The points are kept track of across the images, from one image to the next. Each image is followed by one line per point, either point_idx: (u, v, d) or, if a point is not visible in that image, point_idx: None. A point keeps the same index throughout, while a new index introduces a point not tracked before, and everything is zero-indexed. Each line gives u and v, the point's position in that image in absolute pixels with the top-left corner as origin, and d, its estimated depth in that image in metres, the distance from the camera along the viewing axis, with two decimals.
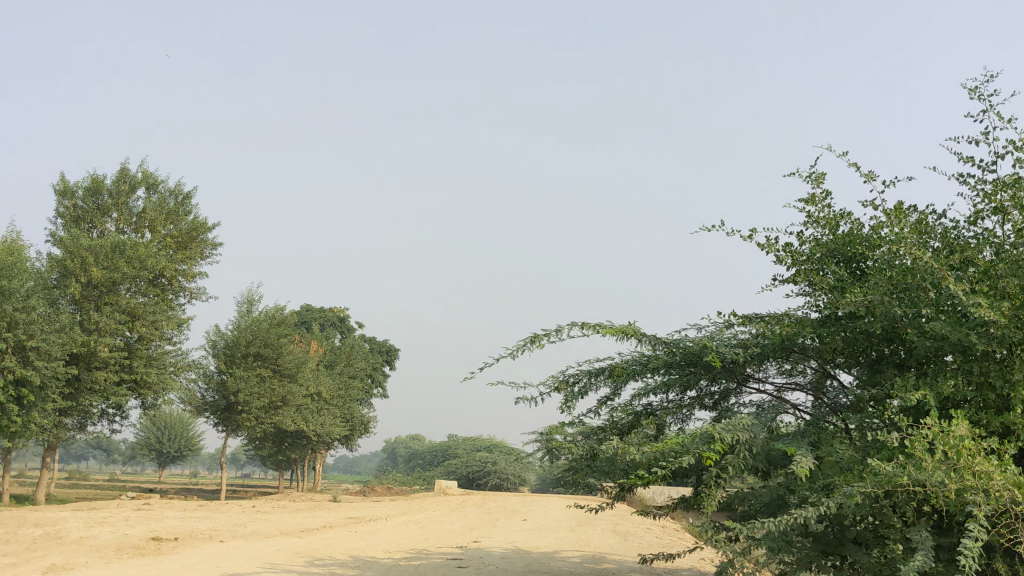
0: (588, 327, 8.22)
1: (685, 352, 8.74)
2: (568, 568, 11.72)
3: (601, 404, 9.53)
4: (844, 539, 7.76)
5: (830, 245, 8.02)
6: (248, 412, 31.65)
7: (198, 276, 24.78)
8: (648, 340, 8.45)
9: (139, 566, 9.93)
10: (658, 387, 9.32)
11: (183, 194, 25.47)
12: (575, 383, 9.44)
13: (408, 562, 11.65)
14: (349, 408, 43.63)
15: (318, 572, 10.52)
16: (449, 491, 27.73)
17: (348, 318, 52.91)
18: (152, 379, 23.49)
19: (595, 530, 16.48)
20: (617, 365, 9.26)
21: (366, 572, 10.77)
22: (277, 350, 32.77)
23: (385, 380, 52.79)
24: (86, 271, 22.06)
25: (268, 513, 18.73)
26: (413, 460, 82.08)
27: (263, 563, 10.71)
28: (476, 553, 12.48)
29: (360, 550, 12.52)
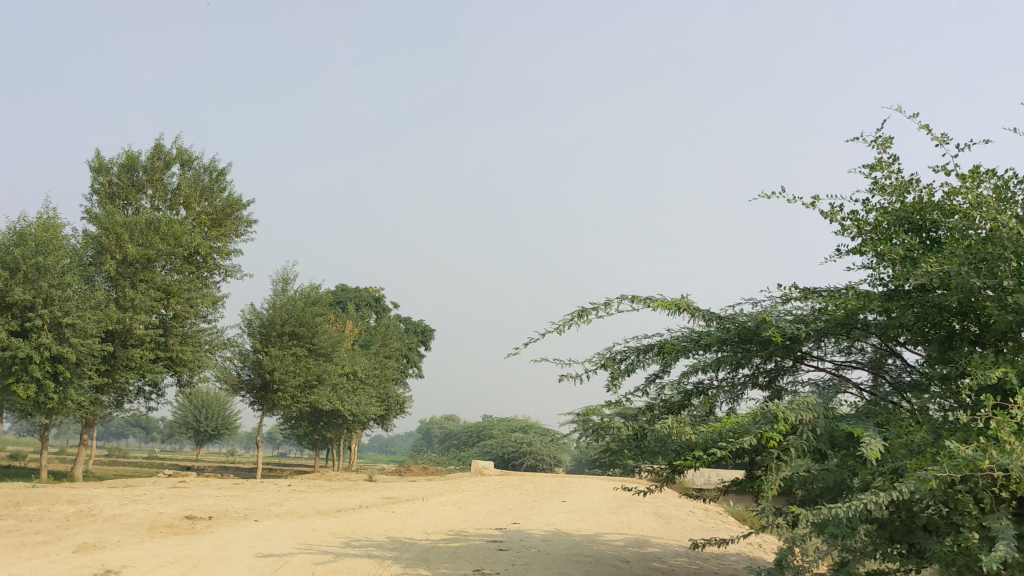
0: (638, 301, 7.78)
1: (740, 328, 8.29)
2: (612, 551, 11.31)
3: (650, 382, 9.11)
4: (912, 526, 7.30)
5: (899, 213, 7.51)
6: (283, 391, 31.56)
7: (233, 254, 24.59)
8: (702, 315, 7.98)
9: (172, 545, 9.64)
10: (710, 365, 8.89)
11: (218, 171, 25.27)
12: (622, 360, 9.03)
13: (447, 544, 11.29)
14: (384, 387, 43.50)
15: (355, 554, 10.17)
16: (486, 472, 27.43)
17: (383, 298, 52.76)
18: (188, 357, 23.36)
19: (636, 513, 16.07)
20: (668, 341, 8.83)
21: (404, 553, 10.41)
22: (312, 329, 32.61)
23: (420, 361, 52.62)
24: (121, 248, 21.93)
25: (304, 493, 18.51)
26: (447, 441, 82.06)
27: (298, 544, 10.39)
28: (516, 535, 12.11)
29: (397, 531, 12.19)
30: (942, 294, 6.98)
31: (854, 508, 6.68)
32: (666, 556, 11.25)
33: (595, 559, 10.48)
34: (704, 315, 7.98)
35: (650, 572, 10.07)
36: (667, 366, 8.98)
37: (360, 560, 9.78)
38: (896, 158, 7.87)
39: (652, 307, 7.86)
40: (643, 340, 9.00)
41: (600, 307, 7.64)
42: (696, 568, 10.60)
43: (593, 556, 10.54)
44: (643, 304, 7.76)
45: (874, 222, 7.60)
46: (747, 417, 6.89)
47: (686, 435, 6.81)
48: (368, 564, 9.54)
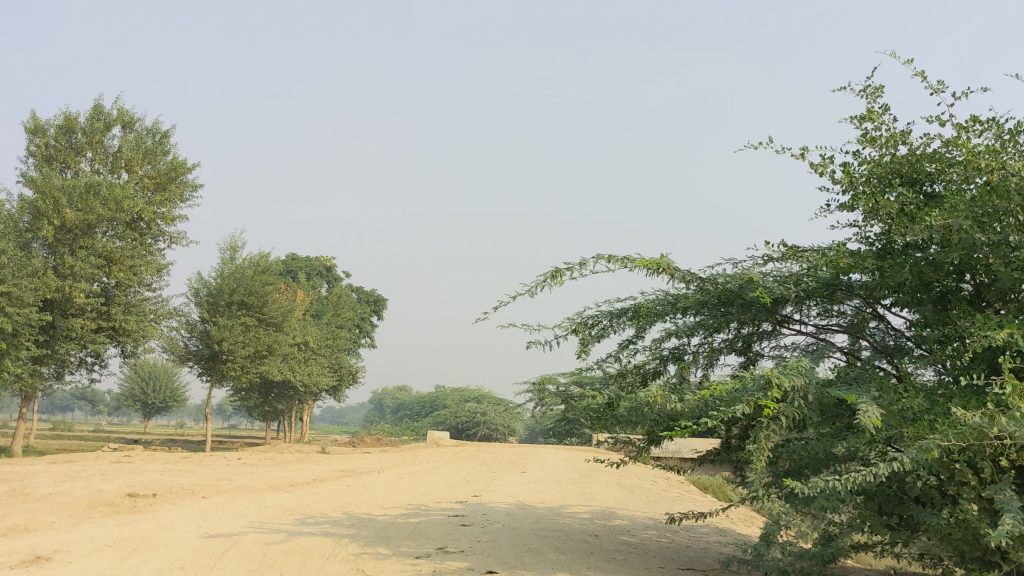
0: (614, 261, 7.26)
1: (720, 290, 7.80)
2: (579, 525, 10.81)
3: (623, 349, 8.61)
4: (905, 497, 6.92)
5: (891, 166, 7.06)
6: (233, 361, 30.69)
7: (179, 219, 23.61)
8: (682, 276, 7.45)
9: (111, 525, 8.95)
10: (688, 330, 8.42)
11: (161, 133, 24.21)
12: (595, 325, 8.51)
13: (406, 520, 10.70)
14: (337, 358, 42.72)
15: (310, 532, 9.57)
16: (443, 442, 26.89)
17: (334, 267, 51.78)
18: (132, 327, 22.43)
19: (599, 484, 15.64)
20: (643, 305, 8.32)
21: (362, 530, 9.83)
22: (262, 298, 31.70)
23: (373, 330, 51.83)
24: (59, 213, 20.91)
25: (255, 466, 17.83)
26: (401, 412, 81.40)
27: (249, 523, 9.75)
28: (479, 509, 11.57)
29: (352, 507, 11.58)
30: (940, 251, 6.56)
31: (849, 480, 6.27)
32: (635, 529, 10.79)
33: (563, 533, 9.97)
34: (684, 277, 7.48)
35: (621, 546, 9.59)
36: (642, 332, 8.48)
37: (315, 538, 9.18)
38: (887, 108, 7.44)
39: (629, 267, 7.34)
40: (617, 304, 8.49)
41: (576, 266, 7.10)
42: (668, 541, 10.14)
43: (562, 531, 10.03)
44: (621, 264, 7.24)
45: (867, 175, 7.14)
46: (737, 384, 6.42)
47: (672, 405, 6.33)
48: (324, 543, 8.94)
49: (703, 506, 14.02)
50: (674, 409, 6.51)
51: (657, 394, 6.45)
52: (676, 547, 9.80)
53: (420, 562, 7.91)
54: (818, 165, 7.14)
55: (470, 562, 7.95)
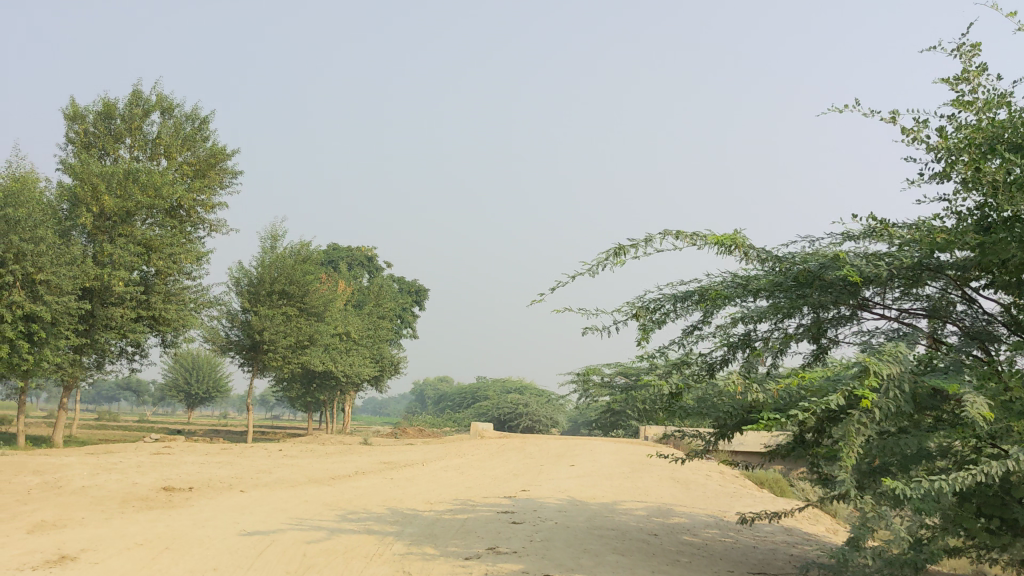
0: (683, 238, 6.64)
1: (798, 272, 7.15)
2: (636, 522, 10.19)
3: (687, 334, 7.99)
4: (1010, 498, 6.20)
5: (995, 131, 6.33)
6: (274, 351, 30.40)
7: (218, 207, 23.26)
8: (757, 254, 6.83)
9: (144, 521, 8.49)
10: (760, 314, 7.77)
11: (200, 119, 23.87)
12: (658, 309, 7.88)
13: (453, 516, 10.15)
14: (378, 348, 42.39)
15: (352, 529, 9.03)
16: (486, 434, 26.39)
17: (375, 258, 51.42)
18: (171, 316, 22.16)
19: (651, 477, 15.02)
20: (711, 288, 7.68)
21: (407, 527, 9.29)
22: (303, 287, 31.37)
23: (414, 321, 51.47)
24: (98, 200, 20.68)
25: (297, 458, 17.43)
26: (442, 403, 81.11)
27: (288, 519, 9.25)
28: (529, 504, 11.00)
29: (396, 502, 11.06)
30: None
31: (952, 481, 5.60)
32: (695, 527, 10.15)
33: (620, 531, 9.36)
34: (759, 255, 6.85)
35: (682, 546, 8.95)
36: (709, 315, 7.86)
37: (358, 536, 8.66)
38: (984, 68, 6.70)
39: (700, 244, 6.72)
40: (681, 286, 7.86)
41: (642, 243, 6.49)
42: (732, 541, 9.48)
43: (619, 529, 9.41)
44: (690, 242, 6.61)
45: (964, 140, 6.40)
46: (825, 373, 5.81)
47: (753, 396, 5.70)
48: (367, 541, 8.42)
49: (763, 502, 13.33)
50: (754, 400, 5.90)
51: (737, 383, 5.82)
52: (741, 548, 9.15)
53: (470, 563, 7.34)
54: (908, 131, 6.44)
55: (523, 563, 7.36)
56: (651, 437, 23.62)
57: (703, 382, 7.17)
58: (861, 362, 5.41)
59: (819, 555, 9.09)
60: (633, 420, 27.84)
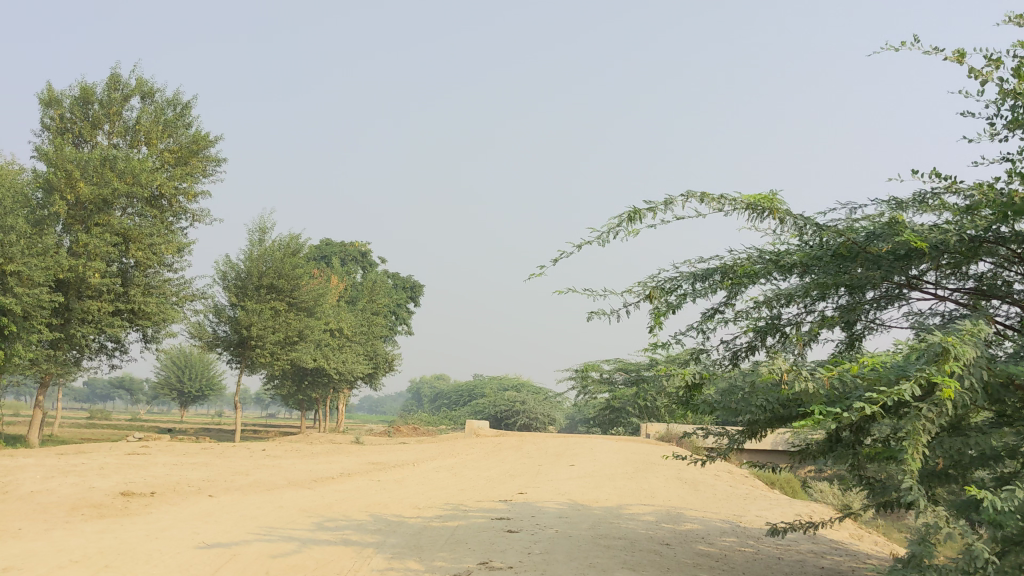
0: (708, 202, 5.67)
1: (842, 243, 6.16)
2: (645, 529, 9.20)
3: (706, 317, 7.01)
4: None
5: None
6: (262, 347, 29.36)
7: (200, 195, 22.22)
8: (794, 220, 5.84)
9: (89, 533, 7.48)
10: (791, 294, 6.78)
11: (182, 105, 22.77)
12: (673, 289, 6.88)
13: (443, 524, 9.15)
14: (371, 345, 41.33)
15: (328, 540, 8.02)
16: (482, 432, 25.37)
17: (369, 253, 50.40)
18: (151, 310, 21.11)
19: (656, 478, 14.05)
20: (735, 264, 6.71)
21: (390, 537, 8.29)
22: (293, 282, 30.36)
23: (409, 317, 50.39)
24: (73, 187, 19.65)
25: (279, 459, 16.40)
26: (438, 402, 80.03)
27: (257, 529, 8.23)
28: (527, 509, 10.01)
29: (381, 507, 10.05)
30: None
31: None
32: (710, 535, 9.15)
33: (629, 541, 8.35)
34: (797, 223, 5.88)
35: (697, 558, 7.93)
36: (732, 295, 6.88)
37: (333, 549, 7.65)
38: None
39: (729, 209, 5.76)
40: (699, 264, 6.87)
41: (659, 206, 5.54)
42: (754, 552, 8.48)
43: (627, 539, 8.41)
44: (717, 206, 5.64)
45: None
46: (886, 359, 4.79)
47: (799, 386, 4.69)
48: (343, 555, 7.41)
49: (779, 504, 12.34)
50: (802, 390, 4.84)
51: (780, 370, 4.80)
52: (766, 559, 8.15)
53: None
54: (978, 72, 5.50)
55: None
56: (653, 434, 22.66)
57: (730, 373, 6.17)
58: (937, 345, 4.39)
59: (852, 568, 8.11)
60: (633, 418, 26.82)
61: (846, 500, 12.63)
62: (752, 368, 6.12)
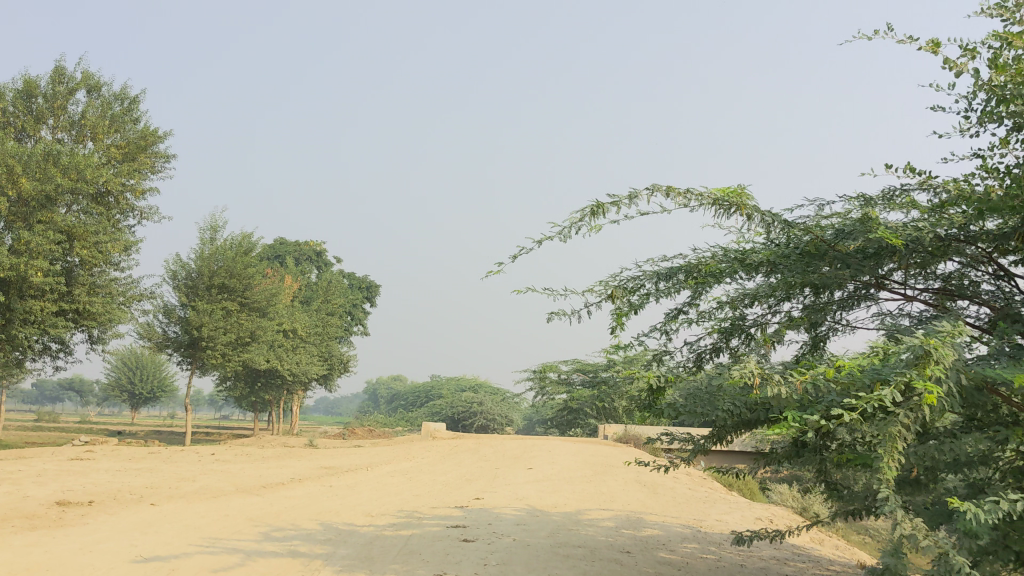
0: (674, 196, 5.42)
1: (811, 241, 5.94)
2: (604, 536, 8.95)
3: (670, 319, 6.77)
4: None
5: None
6: (213, 348, 28.72)
7: (149, 192, 21.61)
8: (763, 216, 5.60)
9: (19, 546, 7.05)
10: (757, 294, 6.56)
11: (130, 99, 22.14)
12: (637, 288, 6.63)
13: (395, 532, 8.83)
14: (326, 346, 40.74)
15: (274, 551, 7.66)
16: (438, 435, 25.01)
17: (324, 253, 49.77)
18: (97, 310, 20.48)
19: (614, 481, 13.82)
20: (700, 263, 6.47)
21: (340, 547, 7.94)
22: (245, 282, 29.77)
23: (365, 318, 49.85)
24: (15, 183, 18.97)
25: (228, 463, 15.93)
26: (394, 403, 79.37)
27: (200, 540, 7.85)
28: (484, 516, 9.71)
29: (332, 515, 9.70)
30: None
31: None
32: (671, 541, 8.90)
33: (589, 549, 8.07)
34: (765, 220, 5.64)
35: (659, 567, 7.67)
36: (697, 294, 6.65)
37: (280, 561, 7.30)
38: None
39: (694, 204, 5.51)
40: (663, 263, 6.62)
41: (623, 200, 5.30)
42: (716, 559, 8.27)
43: (587, 547, 8.14)
44: (683, 201, 5.40)
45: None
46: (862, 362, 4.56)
47: (772, 391, 4.44)
48: (290, 568, 7.07)
49: (739, 507, 12.15)
50: (773, 395, 4.59)
51: (750, 374, 4.55)
52: (728, 567, 7.93)
53: None
54: (953, 62, 5.33)
55: None
56: (611, 436, 22.47)
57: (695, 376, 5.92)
58: (917, 349, 4.16)
59: None
60: (591, 419, 26.61)
61: (806, 503, 12.52)
62: (717, 371, 5.87)
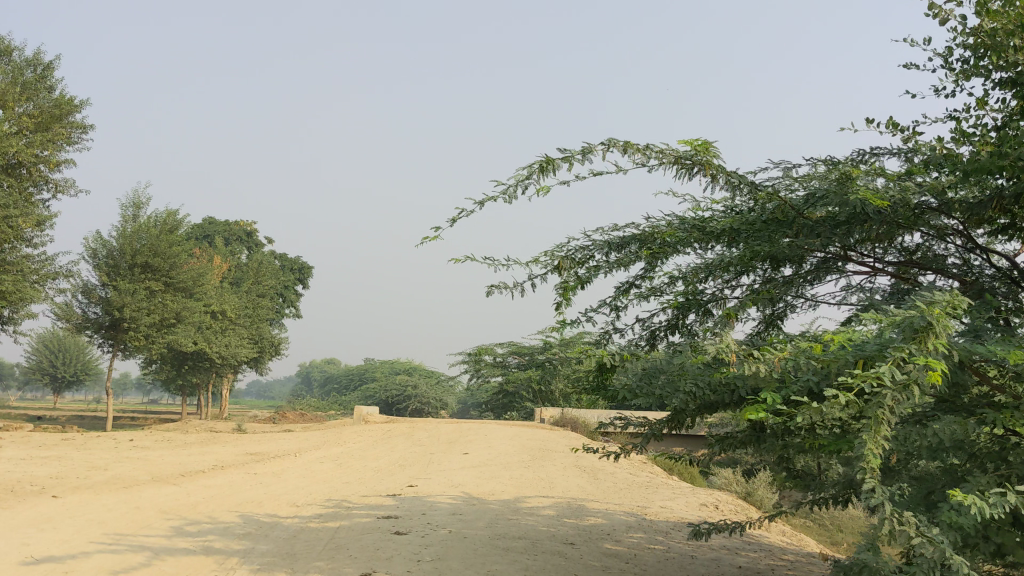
0: (632, 153, 4.86)
1: (778, 207, 5.45)
2: (545, 525, 8.40)
3: (621, 293, 6.24)
4: None
5: None
6: (136, 330, 27.54)
7: (65, 163, 20.48)
8: (730, 177, 5.07)
9: None
10: (716, 266, 6.06)
11: (43, 65, 20.93)
12: (585, 261, 6.07)
13: (321, 525, 8.18)
14: (257, 328, 39.64)
15: (186, 547, 6.97)
16: (372, 419, 24.27)
17: (255, 232, 48.51)
18: (8, 289, 19.31)
19: (554, 466, 13.31)
20: (655, 233, 5.93)
21: (260, 542, 7.27)
22: (169, 260, 28.65)
23: (297, 300, 48.73)
24: None
25: (147, 450, 15.05)
26: (328, 386, 78.21)
27: (102, 537, 7.11)
28: (417, 505, 9.10)
29: (254, 506, 9.00)
30: None
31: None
32: (616, 531, 8.38)
33: (531, 541, 7.51)
34: (730, 182, 5.12)
35: (606, 560, 7.13)
36: (649, 267, 6.13)
37: (191, 560, 6.61)
38: None
39: (654, 163, 4.97)
40: (614, 232, 6.08)
41: (576, 156, 4.71)
42: (665, 549, 7.78)
43: (528, 538, 7.59)
44: (642, 157, 4.84)
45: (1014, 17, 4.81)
46: (849, 336, 4.08)
47: (752, 369, 3.93)
48: (202, 567, 6.40)
49: (684, 492, 11.72)
50: (749, 374, 4.07)
51: (725, 351, 4.04)
52: (679, 559, 7.44)
53: None
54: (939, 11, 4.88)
55: None
56: (548, 419, 22.03)
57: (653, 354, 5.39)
58: (917, 319, 3.70)
59: (772, 566, 7.46)
60: (527, 402, 26.11)
61: (750, 489, 12.17)
62: (678, 349, 5.35)
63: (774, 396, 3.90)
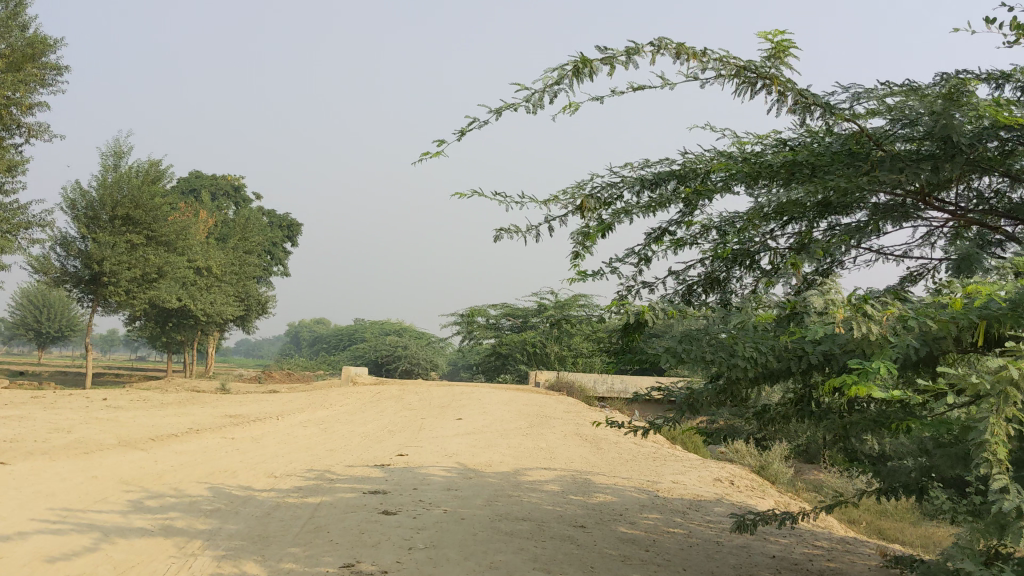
0: (685, 59, 3.99)
1: (852, 135, 4.52)
2: (550, 504, 7.51)
3: (652, 242, 5.37)
4: None
5: None
6: (116, 285, 26.51)
7: (37, 107, 19.43)
8: (800, 94, 4.15)
9: None
10: (766, 209, 5.14)
11: (15, 2, 19.75)
12: (611, 201, 5.17)
13: (300, 501, 7.27)
14: (243, 286, 38.64)
15: (142, 528, 6.05)
16: (360, 380, 23.38)
17: (242, 187, 47.38)
18: None
19: (553, 434, 12.45)
20: (696, 169, 5.01)
21: (228, 522, 6.36)
22: (151, 213, 27.59)
23: (286, 257, 47.71)
24: None
25: (120, 410, 14.12)
26: (316, 346, 77.39)
27: (45, 514, 6.19)
28: (407, 479, 8.20)
29: (225, 478, 8.09)
30: None
31: None
32: (629, 511, 7.50)
33: (535, 523, 6.61)
34: (801, 103, 4.18)
35: (623, 547, 6.23)
36: (687, 210, 5.22)
37: (146, 542, 5.70)
38: None
39: (711, 74, 4.09)
40: (646, 168, 5.17)
41: (617, 59, 3.84)
42: (686, 534, 6.90)
43: (533, 520, 6.70)
44: (698, 65, 4.01)
45: None
46: (978, 292, 3.19)
47: (858, 331, 3.06)
48: (157, 554, 5.48)
49: (695, 464, 10.86)
50: (848, 335, 3.16)
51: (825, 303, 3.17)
52: (703, 546, 6.56)
53: None
54: None
55: None
56: (543, 383, 21.20)
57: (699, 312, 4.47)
58: None
59: (808, 555, 6.58)
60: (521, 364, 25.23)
61: (764, 461, 11.35)
62: (730, 308, 4.45)
63: (886, 366, 3.04)
